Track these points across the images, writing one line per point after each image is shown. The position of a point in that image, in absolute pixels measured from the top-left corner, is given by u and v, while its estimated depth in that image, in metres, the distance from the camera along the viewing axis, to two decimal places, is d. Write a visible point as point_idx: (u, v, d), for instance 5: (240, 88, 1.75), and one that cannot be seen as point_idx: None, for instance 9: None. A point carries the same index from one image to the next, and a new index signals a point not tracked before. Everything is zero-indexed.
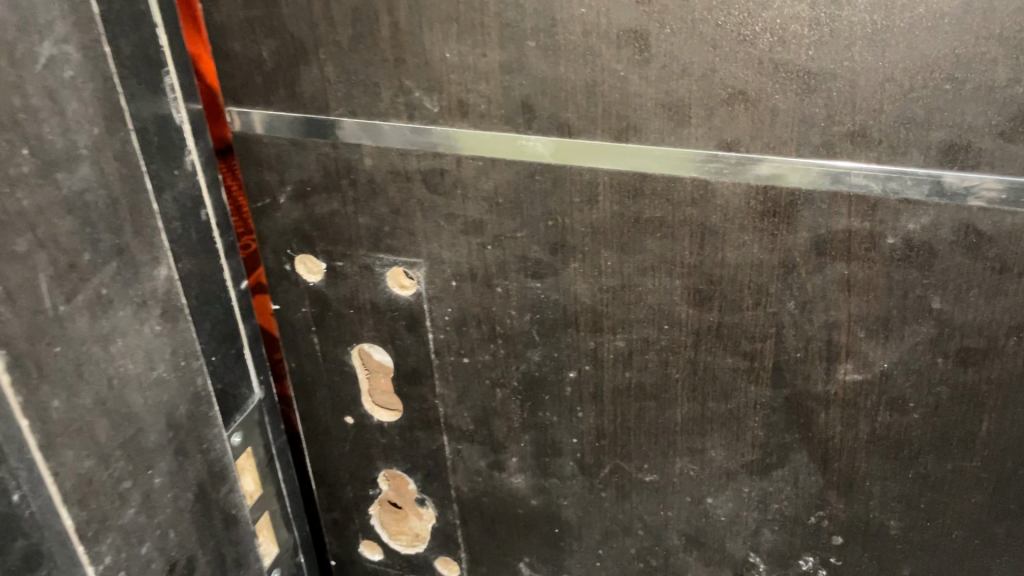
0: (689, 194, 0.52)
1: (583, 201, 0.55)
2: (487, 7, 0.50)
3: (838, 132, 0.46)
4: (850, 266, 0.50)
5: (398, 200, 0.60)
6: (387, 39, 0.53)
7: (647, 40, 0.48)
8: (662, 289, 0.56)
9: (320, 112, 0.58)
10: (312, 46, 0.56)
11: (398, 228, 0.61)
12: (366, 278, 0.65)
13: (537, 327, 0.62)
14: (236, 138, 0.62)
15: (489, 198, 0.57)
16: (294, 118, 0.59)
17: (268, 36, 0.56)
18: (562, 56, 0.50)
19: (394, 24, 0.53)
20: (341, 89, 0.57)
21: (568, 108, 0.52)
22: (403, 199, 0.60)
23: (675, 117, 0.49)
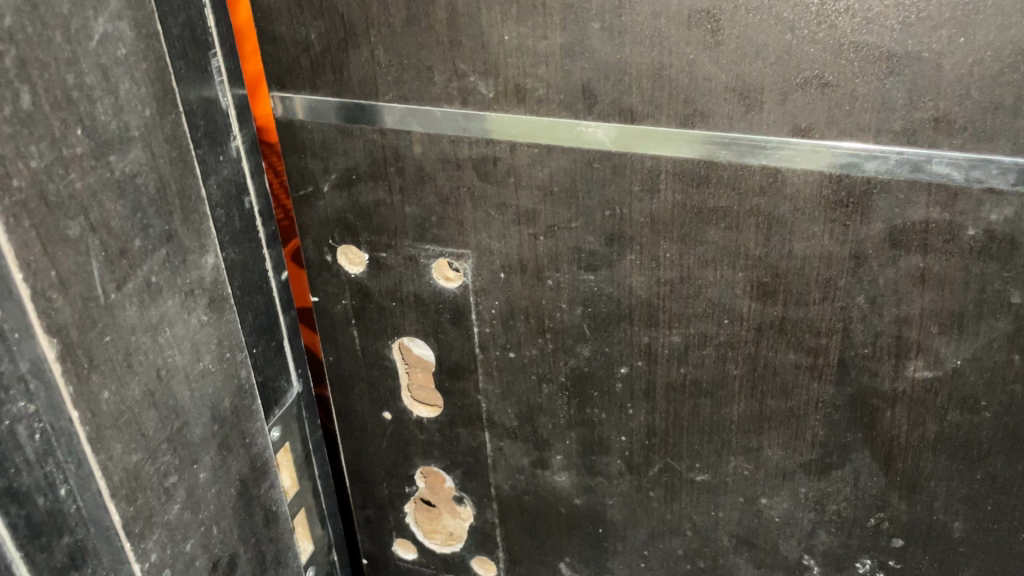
0: (757, 183, 0.50)
1: (643, 190, 0.53)
2: None
3: (921, 118, 0.45)
4: (926, 259, 0.48)
5: (446, 189, 0.58)
6: (442, 21, 0.52)
7: (719, 21, 0.46)
8: (723, 281, 0.54)
9: (368, 97, 0.56)
10: (363, 29, 0.54)
11: (446, 218, 0.60)
12: (410, 269, 0.63)
13: (588, 321, 0.60)
14: (279, 124, 0.60)
15: (543, 188, 0.56)
16: (340, 104, 0.58)
17: (316, 19, 0.55)
18: (627, 39, 0.48)
19: (451, 6, 0.51)
20: (392, 74, 0.55)
21: (631, 93, 0.50)
22: (452, 188, 0.58)
23: (746, 101, 0.47)
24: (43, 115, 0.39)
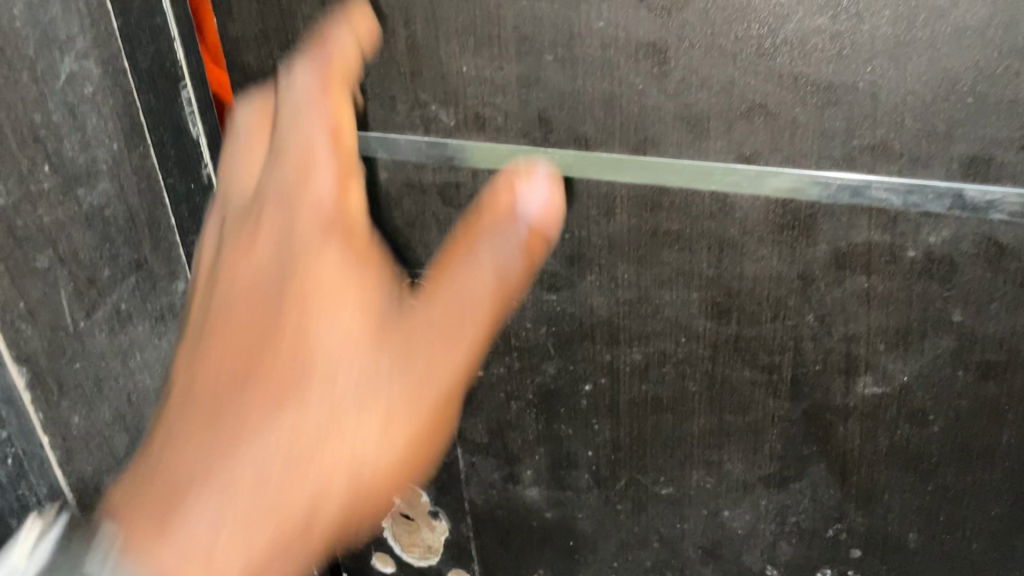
0: (707, 208, 0.52)
1: (600, 214, 0.55)
2: (503, 21, 0.50)
3: (859, 145, 0.46)
4: (870, 279, 0.50)
5: (413, 213, 0.60)
6: (403, 53, 0.53)
7: (665, 53, 0.48)
8: (680, 301, 0.56)
9: None
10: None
11: (413, 240, 0.61)
12: None
13: (553, 339, 0.61)
14: None
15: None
16: None
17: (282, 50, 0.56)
18: (579, 69, 0.50)
19: (410, 37, 0.53)
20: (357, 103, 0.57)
21: (585, 121, 0.52)
22: (418, 212, 0.60)
23: (693, 130, 0.49)
24: (9, 153, 0.41)
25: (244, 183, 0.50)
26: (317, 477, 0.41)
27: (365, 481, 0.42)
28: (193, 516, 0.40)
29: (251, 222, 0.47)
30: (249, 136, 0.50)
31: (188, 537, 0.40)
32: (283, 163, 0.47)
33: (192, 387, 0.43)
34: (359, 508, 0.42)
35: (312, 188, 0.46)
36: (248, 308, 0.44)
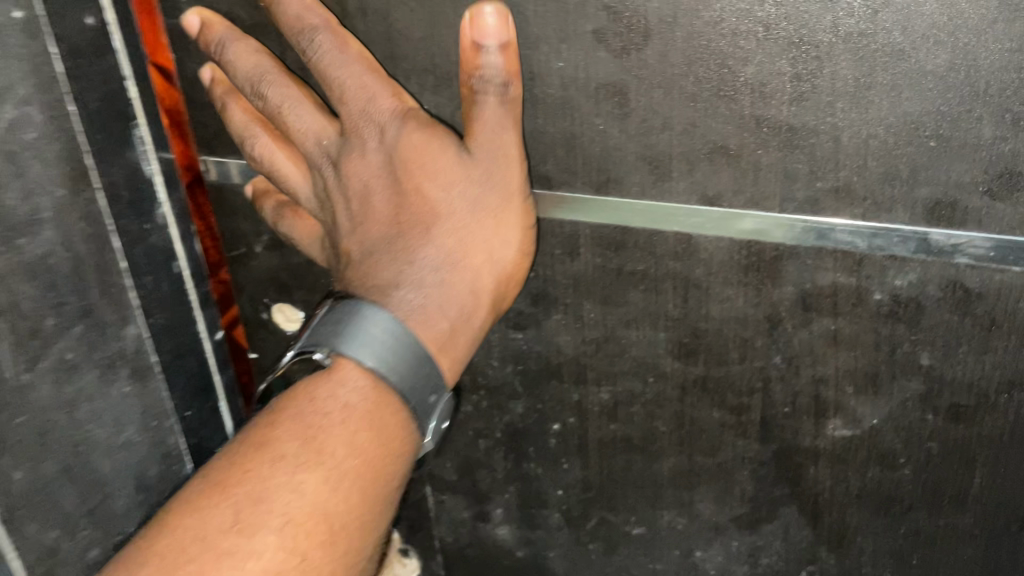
0: (672, 248, 0.51)
1: (564, 253, 0.54)
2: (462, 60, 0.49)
3: (822, 188, 0.45)
4: (837, 321, 0.49)
5: None
6: None
7: (625, 94, 0.47)
8: (646, 341, 0.55)
9: None
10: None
11: None
12: None
13: (520, 378, 0.60)
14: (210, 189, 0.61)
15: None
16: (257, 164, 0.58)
17: None
18: (539, 109, 0.49)
19: None
20: None
21: (547, 160, 0.51)
22: None
23: (656, 171, 0.48)
24: None
25: (311, 128, 0.52)
26: (442, 314, 0.48)
27: (504, 277, 0.51)
28: (377, 320, 0.47)
29: (347, 157, 0.51)
30: (290, 101, 0.51)
31: (372, 357, 0.46)
32: (344, 100, 0.50)
33: (359, 277, 0.50)
34: (501, 298, 0.52)
35: (377, 104, 0.49)
36: (376, 193, 0.51)
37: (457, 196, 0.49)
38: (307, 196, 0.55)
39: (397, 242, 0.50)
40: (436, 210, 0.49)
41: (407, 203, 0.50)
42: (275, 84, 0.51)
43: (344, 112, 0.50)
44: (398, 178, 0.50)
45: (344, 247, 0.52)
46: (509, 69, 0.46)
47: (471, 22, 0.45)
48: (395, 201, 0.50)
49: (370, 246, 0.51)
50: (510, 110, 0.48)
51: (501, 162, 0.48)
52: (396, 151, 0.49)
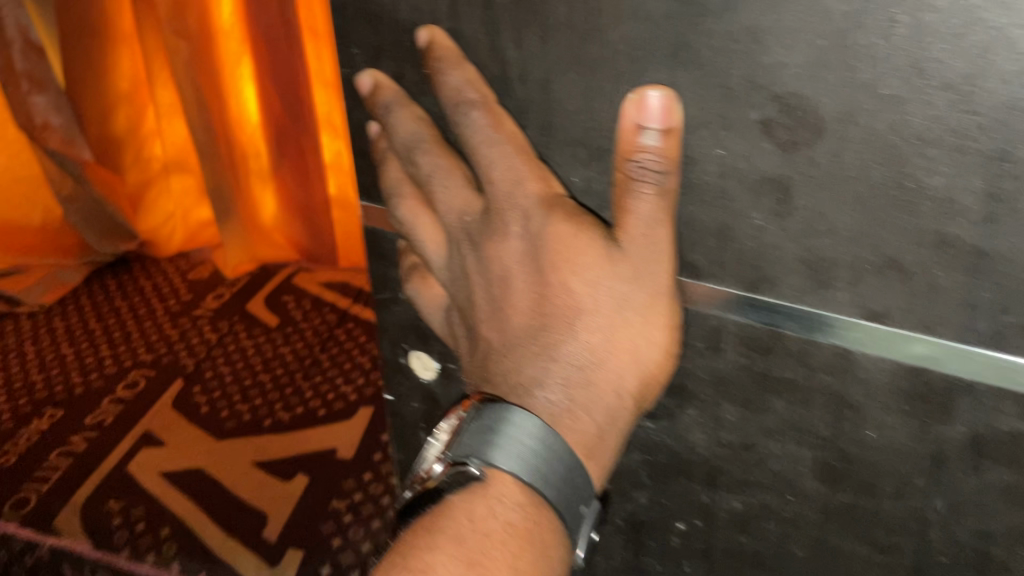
0: (828, 361, 0.46)
1: (706, 348, 0.50)
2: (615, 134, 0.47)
3: (1011, 323, 0.40)
4: (1011, 473, 0.44)
5: None
6: None
7: (790, 191, 0.42)
8: (790, 456, 0.50)
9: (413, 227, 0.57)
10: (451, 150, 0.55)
11: None
12: None
13: (647, 468, 0.57)
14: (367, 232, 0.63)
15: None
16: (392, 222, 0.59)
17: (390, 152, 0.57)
18: (692, 196, 0.45)
19: None
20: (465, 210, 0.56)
21: (698, 249, 0.47)
22: None
23: (816, 277, 0.44)
24: None
25: (456, 206, 0.53)
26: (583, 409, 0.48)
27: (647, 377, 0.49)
28: (522, 425, 0.46)
29: (490, 239, 0.52)
30: (439, 175, 0.53)
31: (517, 462, 0.45)
32: (490, 183, 0.51)
33: (505, 369, 0.51)
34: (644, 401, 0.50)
35: (523, 188, 0.50)
36: (516, 278, 0.51)
37: (614, 292, 0.47)
38: (439, 264, 0.57)
39: (540, 333, 0.50)
40: (583, 305, 0.48)
41: (552, 294, 0.49)
42: (429, 154, 0.53)
43: (489, 193, 0.51)
44: (545, 268, 0.50)
45: (486, 332, 0.54)
46: (672, 157, 0.44)
47: (635, 104, 0.44)
48: (542, 291, 0.50)
49: (514, 333, 0.51)
50: (670, 203, 0.45)
51: (654, 263, 0.46)
52: (544, 239, 0.49)
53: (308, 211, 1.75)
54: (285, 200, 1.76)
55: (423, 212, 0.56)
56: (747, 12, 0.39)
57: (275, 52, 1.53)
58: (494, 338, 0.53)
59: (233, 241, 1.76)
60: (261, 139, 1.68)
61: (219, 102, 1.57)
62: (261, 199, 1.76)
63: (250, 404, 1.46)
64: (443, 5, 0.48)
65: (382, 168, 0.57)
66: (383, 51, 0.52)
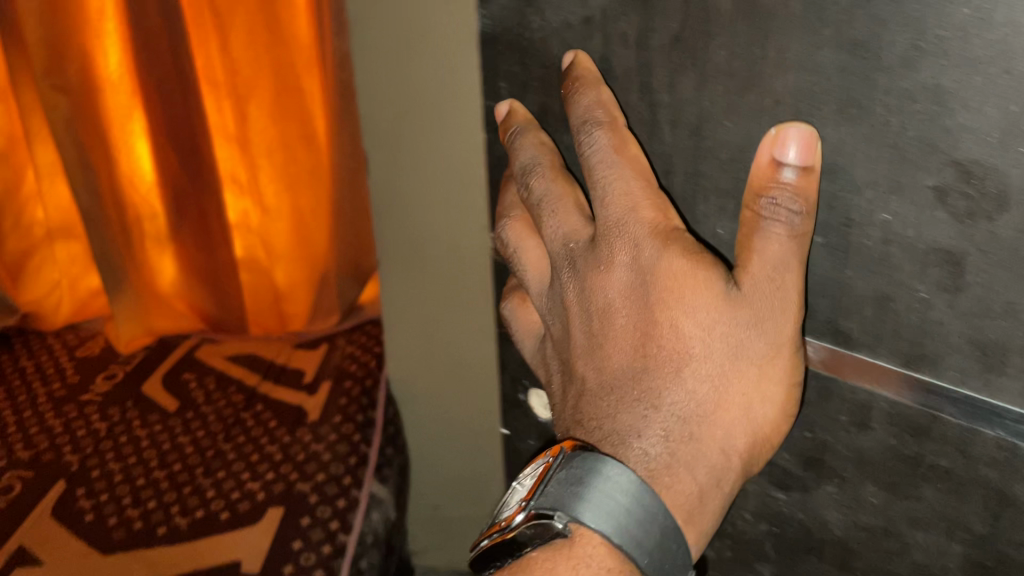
0: (990, 454, 0.41)
1: (851, 423, 0.46)
2: None
3: None
4: None
5: None
6: None
7: (963, 265, 0.39)
8: (936, 549, 0.46)
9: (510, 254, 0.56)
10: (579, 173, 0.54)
11: None
12: None
13: (773, 540, 0.54)
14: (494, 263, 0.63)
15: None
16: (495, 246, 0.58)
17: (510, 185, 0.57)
18: (850, 258, 0.42)
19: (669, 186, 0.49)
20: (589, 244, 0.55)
21: (851, 316, 0.44)
22: None
23: (984, 360, 0.40)
24: None
25: (565, 232, 0.51)
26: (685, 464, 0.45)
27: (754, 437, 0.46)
28: (613, 476, 0.43)
29: (594, 270, 0.49)
30: (552, 200, 0.51)
31: (604, 521, 0.43)
32: (605, 209, 0.48)
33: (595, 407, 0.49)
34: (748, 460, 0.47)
35: (638, 216, 0.47)
36: (621, 316, 0.48)
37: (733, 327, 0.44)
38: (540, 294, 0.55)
39: (640, 378, 0.47)
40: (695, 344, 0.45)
41: (659, 335, 0.46)
42: (545, 177, 0.51)
43: (601, 218, 0.48)
44: (652, 304, 0.46)
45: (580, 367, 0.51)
46: (808, 198, 0.41)
47: (774, 139, 0.41)
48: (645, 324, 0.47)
49: (614, 371, 0.48)
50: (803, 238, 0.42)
51: (779, 298, 0.43)
52: (655, 274, 0.46)
53: (218, 277, 1.58)
54: (184, 267, 1.62)
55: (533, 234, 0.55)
56: (932, 70, 0.36)
57: (170, 105, 1.40)
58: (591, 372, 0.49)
59: (126, 315, 1.60)
60: (155, 196, 1.56)
61: (109, 165, 1.48)
62: (158, 263, 1.64)
63: (139, 506, 1.17)
64: (597, 44, 0.48)
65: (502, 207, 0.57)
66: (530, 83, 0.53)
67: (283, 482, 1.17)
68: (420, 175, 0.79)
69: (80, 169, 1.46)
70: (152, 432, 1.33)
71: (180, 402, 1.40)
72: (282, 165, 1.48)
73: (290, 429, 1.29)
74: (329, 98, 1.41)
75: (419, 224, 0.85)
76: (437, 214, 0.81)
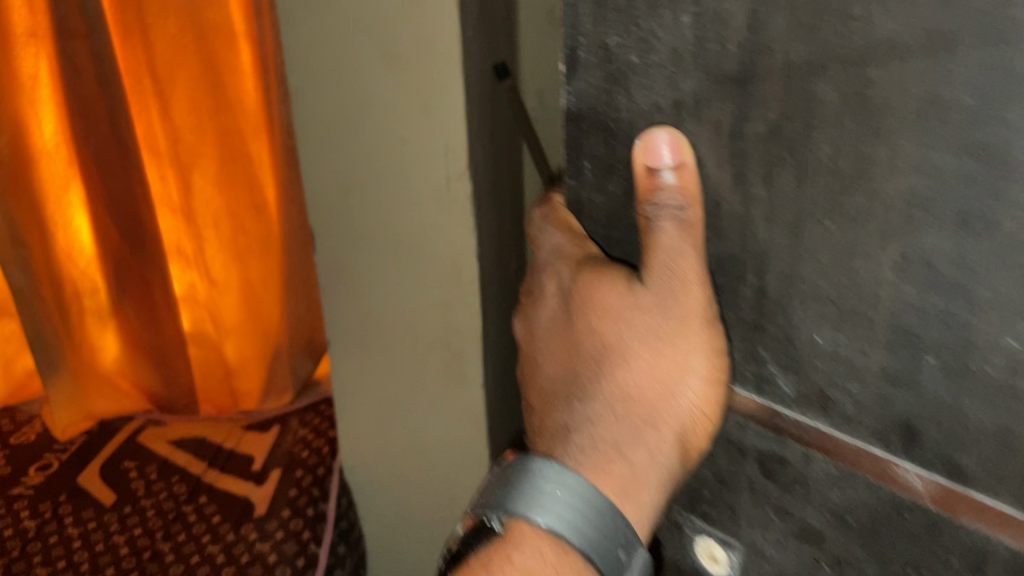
0: None
1: (969, 568, 0.41)
2: (877, 301, 0.39)
3: None
4: None
5: (723, 471, 0.52)
6: (748, 302, 0.45)
7: None
8: None
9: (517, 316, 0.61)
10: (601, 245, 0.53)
11: (718, 498, 0.53)
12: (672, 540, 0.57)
13: None
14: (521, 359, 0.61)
15: (770, 457, 0.48)
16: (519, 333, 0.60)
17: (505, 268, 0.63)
18: (971, 385, 0.37)
19: (761, 287, 0.44)
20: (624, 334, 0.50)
21: (971, 449, 0.38)
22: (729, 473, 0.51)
23: None
24: None
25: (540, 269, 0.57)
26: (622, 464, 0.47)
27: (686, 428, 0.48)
28: (552, 480, 0.45)
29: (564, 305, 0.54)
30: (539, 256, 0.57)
31: (547, 518, 0.44)
32: (556, 246, 0.55)
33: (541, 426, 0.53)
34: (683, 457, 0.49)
35: (564, 250, 0.54)
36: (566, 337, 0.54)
37: (645, 318, 0.48)
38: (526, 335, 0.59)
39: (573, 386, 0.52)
40: (616, 339, 0.49)
41: (589, 345, 0.51)
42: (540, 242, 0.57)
43: (556, 251, 0.55)
44: (583, 316, 0.52)
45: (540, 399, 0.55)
46: (688, 190, 0.44)
47: (644, 148, 0.44)
48: (584, 328, 0.52)
49: (556, 381, 0.53)
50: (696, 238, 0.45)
51: (677, 289, 0.46)
52: (580, 292, 0.52)
53: (162, 354, 1.54)
54: (126, 340, 1.57)
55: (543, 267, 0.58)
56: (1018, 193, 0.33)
57: (105, 173, 1.37)
58: (544, 385, 0.54)
59: (63, 401, 1.52)
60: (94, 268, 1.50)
61: (46, 244, 1.41)
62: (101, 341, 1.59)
63: None
64: (691, 128, 0.42)
65: (539, 229, 0.58)
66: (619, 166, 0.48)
67: (208, 565, 1.21)
68: (395, 268, 0.99)
69: (12, 245, 1.36)
70: (85, 533, 1.30)
71: (118, 496, 1.38)
72: (228, 235, 1.49)
73: (234, 526, 1.28)
74: (277, 165, 1.44)
75: (372, 302, 1.03)
76: (414, 307, 1.00)
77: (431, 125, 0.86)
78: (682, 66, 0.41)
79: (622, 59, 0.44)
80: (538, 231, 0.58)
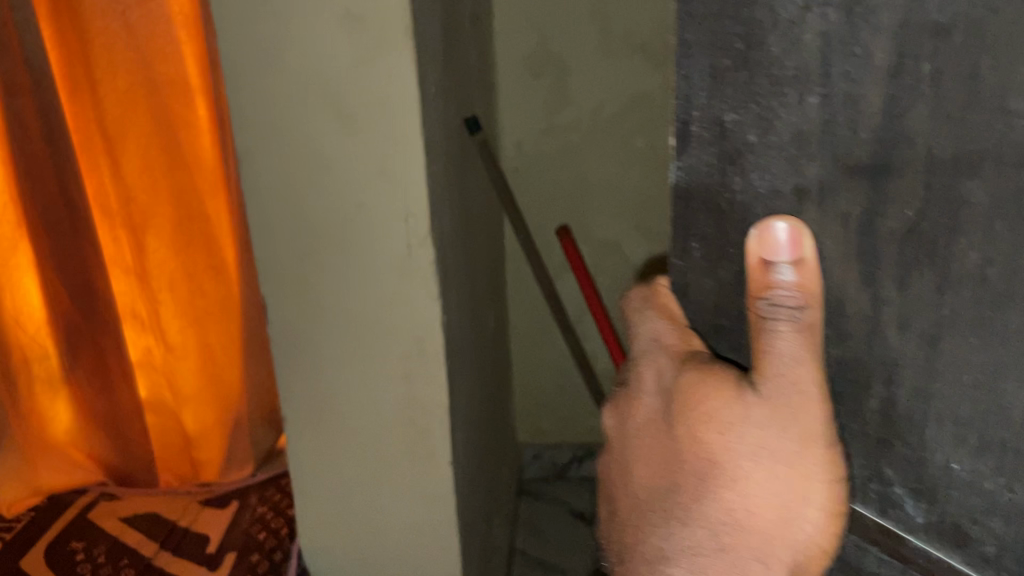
0: None
1: None
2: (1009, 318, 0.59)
3: None
4: None
5: (890, 441, 0.71)
6: (916, 314, 0.64)
7: None
8: None
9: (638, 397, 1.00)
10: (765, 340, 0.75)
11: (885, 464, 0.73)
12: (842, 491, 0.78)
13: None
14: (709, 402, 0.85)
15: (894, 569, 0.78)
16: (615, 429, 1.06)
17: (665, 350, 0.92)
18: None
19: (919, 309, 0.64)
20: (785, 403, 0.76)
21: None
22: (889, 441, 0.71)
23: None
24: None
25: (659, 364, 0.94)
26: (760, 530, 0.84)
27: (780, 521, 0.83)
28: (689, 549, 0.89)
29: (686, 402, 0.88)
30: (646, 349, 0.96)
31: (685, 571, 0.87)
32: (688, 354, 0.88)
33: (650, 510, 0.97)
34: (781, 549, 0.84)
35: (686, 352, 0.88)
36: (700, 417, 0.86)
37: (759, 432, 0.81)
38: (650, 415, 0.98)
39: (687, 470, 0.90)
40: (725, 449, 0.84)
41: (703, 430, 0.87)
42: (660, 322, 0.92)
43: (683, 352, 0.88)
44: (686, 415, 0.89)
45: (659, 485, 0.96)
46: (804, 281, 0.70)
47: (771, 242, 0.70)
48: (693, 436, 0.88)
49: (652, 479, 0.97)
50: (817, 338, 0.72)
51: (789, 386, 0.75)
52: (688, 389, 0.87)
53: None
54: None
55: (638, 359, 1.00)
56: (990, 171, 0.56)
57: None
58: (641, 476, 0.99)
59: None
60: None
61: None
62: None
63: None
64: (812, 218, 0.67)
65: (642, 317, 0.96)
66: (728, 249, 0.76)
67: None
68: (347, 301, 1.50)
69: None
70: None
71: None
72: None
73: None
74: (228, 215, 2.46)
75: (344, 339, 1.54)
76: (351, 301, 1.51)
77: (393, 197, 1.43)
78: (805, 148, 0.65)
79: (741, 140, 0.70)
80: (639, 320, 0.97)
